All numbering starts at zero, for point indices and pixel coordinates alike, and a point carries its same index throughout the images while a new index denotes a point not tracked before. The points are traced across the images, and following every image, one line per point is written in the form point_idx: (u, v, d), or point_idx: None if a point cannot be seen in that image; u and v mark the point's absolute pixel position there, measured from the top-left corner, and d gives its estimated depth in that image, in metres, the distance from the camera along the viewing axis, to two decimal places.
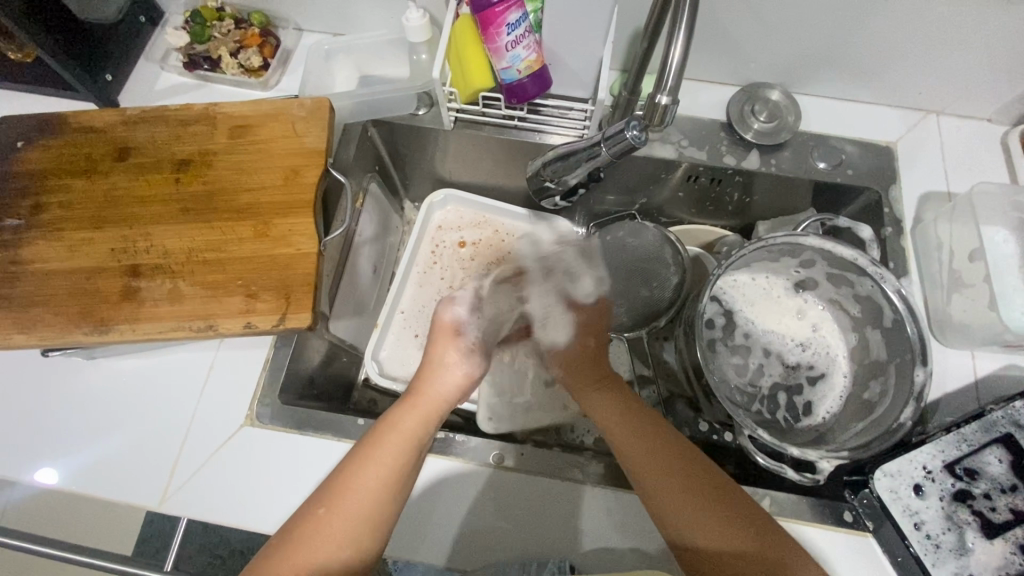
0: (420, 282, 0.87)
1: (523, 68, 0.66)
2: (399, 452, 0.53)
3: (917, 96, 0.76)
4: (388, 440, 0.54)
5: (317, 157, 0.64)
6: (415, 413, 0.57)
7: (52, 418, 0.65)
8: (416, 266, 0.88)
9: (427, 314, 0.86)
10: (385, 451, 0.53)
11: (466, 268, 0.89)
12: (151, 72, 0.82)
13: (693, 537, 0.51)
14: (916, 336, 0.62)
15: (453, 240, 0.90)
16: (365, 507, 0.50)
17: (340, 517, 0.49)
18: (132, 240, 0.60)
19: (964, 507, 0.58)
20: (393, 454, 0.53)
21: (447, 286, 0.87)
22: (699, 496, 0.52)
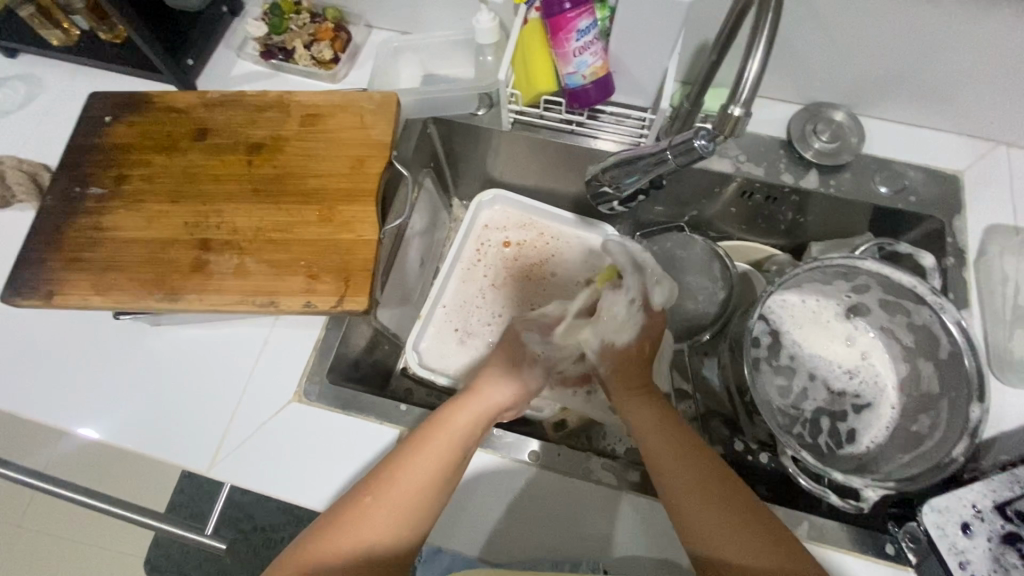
0: (464, 278, 0.89)
1: (588, 74, 0.67)
2: (439, 460, 0.55)
3: (989, 126, 0.74)
4: (427, 448, 0.56)
5: (383, 148, 0.66)
6: (456, 423, 0.59)
7: (115, 378, 0.68)
8: (461, 262, 0.90)
9: (469, 310, 0.87)
10: (425, 459, 0.55)
11: (510, 268, 0.90)
12: (227, 59, 0.86)
13: (713, 560, 0.51)
14: (974, 370, 0.60)
15: (498, 240, 0.91)
16: (403, 510, 0.53)
17: (378, 514, 0.52)
18: (204, 215, 0.64)
19: (1014, 550, 0.55)
20: (433, 461, 0.55)
21: (490, 284, 0.89)
22: (727, 515, 0.51)
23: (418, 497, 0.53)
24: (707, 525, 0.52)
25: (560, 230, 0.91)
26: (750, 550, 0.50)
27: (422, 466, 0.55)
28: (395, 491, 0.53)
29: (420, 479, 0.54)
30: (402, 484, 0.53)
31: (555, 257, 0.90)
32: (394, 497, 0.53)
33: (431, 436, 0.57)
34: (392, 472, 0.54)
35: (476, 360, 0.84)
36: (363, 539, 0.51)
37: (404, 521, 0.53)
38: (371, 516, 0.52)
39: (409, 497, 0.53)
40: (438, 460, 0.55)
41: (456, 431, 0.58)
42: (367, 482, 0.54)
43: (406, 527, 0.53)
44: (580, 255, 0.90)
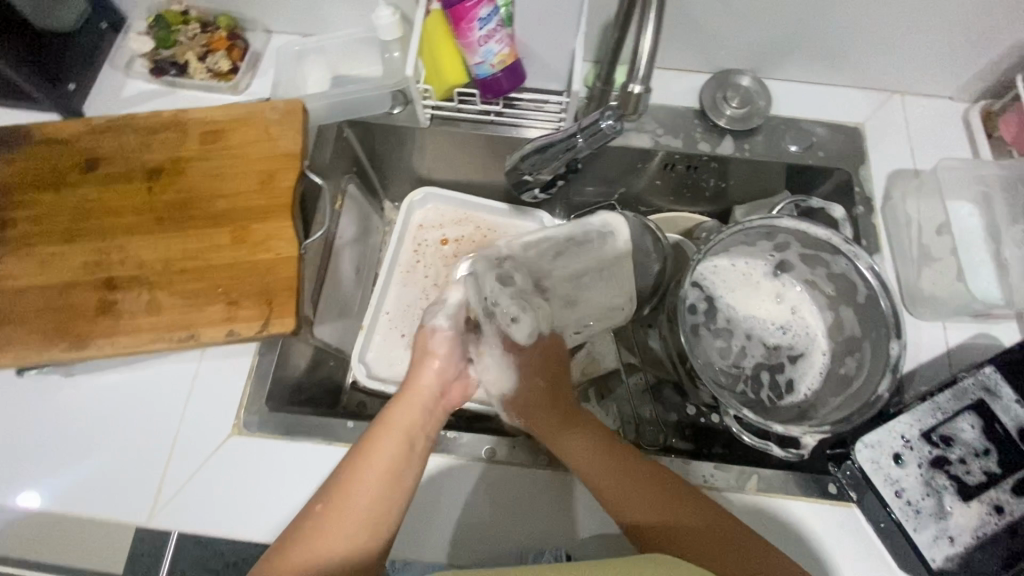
0: (404, 281, 0.87)
1: (496, 63, 0.66)
2: (390, 462, 0.54)
3: (883, 77, 0.78)
4: (374, 454, 0.54)
5: (292, 159, 0.63)
6: (403, 423, 0.58)
7: (31, 439, 0.63)
8: (399, 266, 0.88)
9: (413, 313, 0.85)
10: (374, 465, 0.54)
11: (450, 265, 0.88)
12: (115, 80, 0.79)
13: (638, 527, 0.56)
14: (890, 310, 0.64)
15: (434, 238, 0.89)
16: (361, 520, 0.51)
17: (335, 529, 0.50)
18: (106, 252, 0.59)
19: (941, 472, 0.60)
20: (385, 465, 0.54)
21: (430, 286, 0.87)
22: (641, 490, 0.56)
23: (375, 502, 0.52)
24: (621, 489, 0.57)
25: (495, 223, 0.90)
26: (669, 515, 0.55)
27: (375, 471, 0.53)
28: (351, 501, 0.51)
29: (376, 483, 0.53)
30: (355, 494, 0.52)
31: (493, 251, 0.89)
32: (348, 509, 0.51)
33: (376, 442, 0.56)
34: (344, 484, 0.53)
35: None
36: (324, 553, 0.49)
37: (362, 531, 0.51)
38: (326, 531, 0.50)
39: (366, 504, 0.52)
40: (388, 462, 0.54)
41: (401, 430, 0.57)
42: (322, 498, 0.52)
43: (368, 537, 0.51)
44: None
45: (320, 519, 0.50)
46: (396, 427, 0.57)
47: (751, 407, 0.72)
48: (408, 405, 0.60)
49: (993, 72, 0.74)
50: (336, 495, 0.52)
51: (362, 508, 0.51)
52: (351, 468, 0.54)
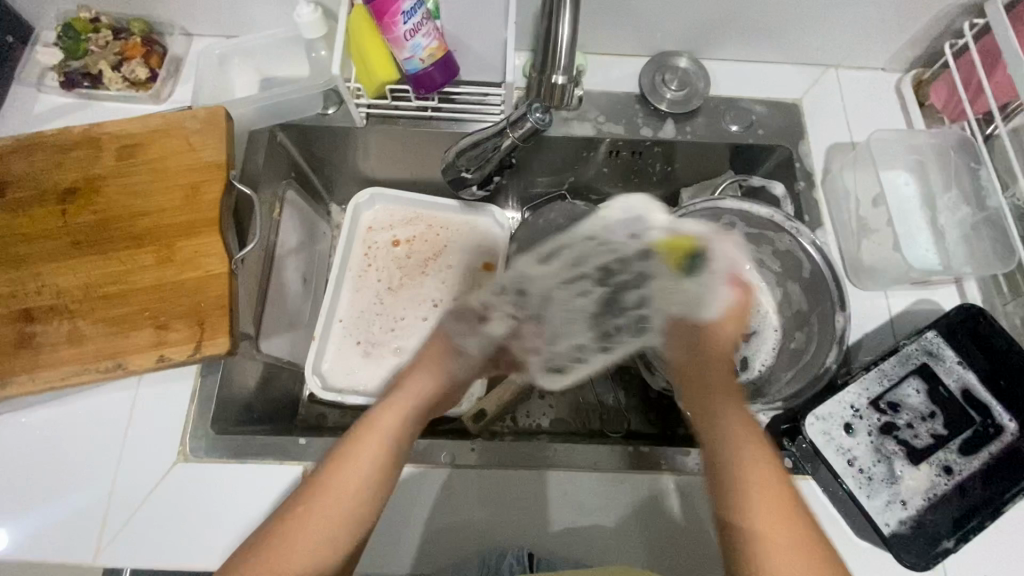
0: (356, 286, 0.85)
1: (426, 57, 0.64)
2: (361, 483, 0.51)
3: (817, 52, 0.78)
4: (347, 476, 0.50)
5: (217, 170, 0.60)
6: (380, 432, 0.54)
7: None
8: (350, 271, 0.86)
9: (367, 319, 0.83)
10: (339, 488, 0.50)
11: (404, 267, 0.87)
12: (26, 96, 0.74)
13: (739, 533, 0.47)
14: (834, 284, 0.66)
15: (385, 240, 0.87)
16: (317, 548, 0.48)
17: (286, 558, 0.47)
18: (21, 282, 0.55)
19: (890, 438, 0.62)
20: (355, 485, 0.50)
21: (384, 290, 0.85)
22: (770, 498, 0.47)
23: (337, 530, 0.49)
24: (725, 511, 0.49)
25: (446, 221, 0.88)
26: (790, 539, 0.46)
27: (342, 492, 0.50)
28: (311, 525, 0.48)
29: (336, 506, 0.49)
30: (315, 520, 0.48)
31: (446, 249, 0.87)
32: (306, 534, 0.48)
33: (350, 458, 0.51)
34: (305, 506, 0.49)
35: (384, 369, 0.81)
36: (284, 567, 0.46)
37: (316, 561, 0.47)
38: (278, 557, 0.47)
39: (328, 529, 0.48)
40: (360, 483, 0.51)
41: (379, 444, 0.53)
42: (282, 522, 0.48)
43: (322, 567, 0.47)
44: (471, 242, 0.88)
45: (274, 542, 0.47)
46: (385, 430, 0.54)
47: None
48: (395, 410, 0.56)
49: (920, 42, 0.75)
50: (296, 515, 0.48)
51: (337, 518, 0.49)
52: (316, 488, 0.50)
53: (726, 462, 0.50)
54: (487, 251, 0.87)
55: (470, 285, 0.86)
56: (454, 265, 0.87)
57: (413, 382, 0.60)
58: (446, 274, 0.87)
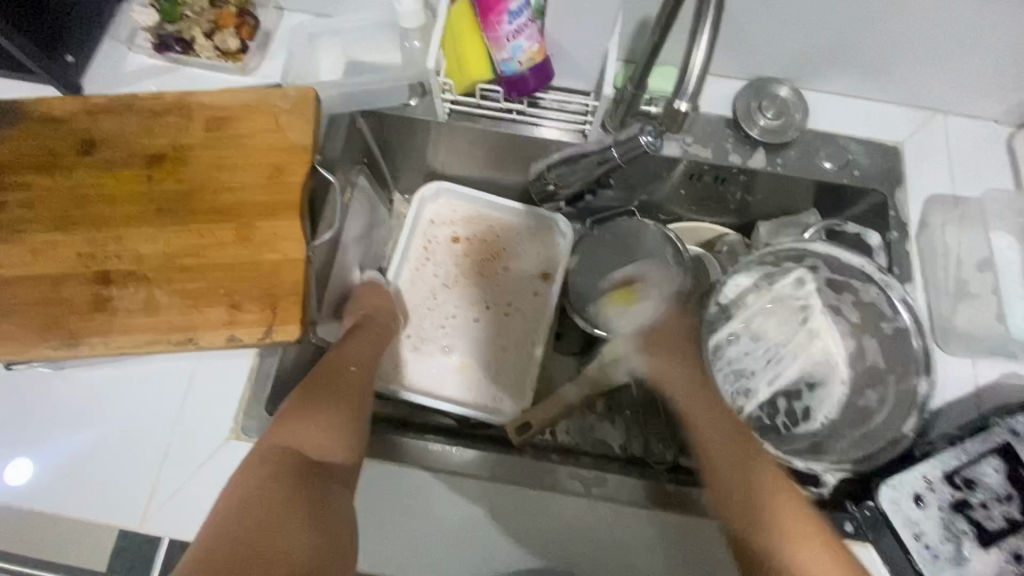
0: (412, 278, 0.84)
1: (524, 60, 0.62)
2: (371, 349, 0.69)
3: (928, 95, 0.74)
4: (354, 345, 0.68)
5: (302, 153, 0.59)
6: (384, 326, 0.74)
7: (19, 433, 0.60)
8: (408, 263, 0.85)
9: (420, 312, 0.82)
10: (354, 354, 0.67)
11: (461, 264, 0.85)
12: (116, 53, 0.74)
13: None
14: (920, 349, 0.62)
15: (445, 236, 0.86)
16: (357, 387, 0.63)
17: (332, 396, 0.61)
18: (101, 244, 0.56)
19: (962, 516, 0.58)
20: (366, 349, 0.69)
21: (440, 286, 0.84)
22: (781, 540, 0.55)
23: (365, 374, 0.65)
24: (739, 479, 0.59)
25: (506, 223, 0.86)
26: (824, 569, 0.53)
27: (359, 355, 0.67)
28: (349, 374, 0.64)
29: (363, 361, 0.67)
30: (350, 369, 0.65)
31: (504, 252, 0.85)
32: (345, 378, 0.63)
33: (357, 336, 0.70)
34: (334, 362, 0.65)
35: (432, 367, 0.80)
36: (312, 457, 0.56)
37: (358, 398, 0.62)
38: (329, 396, 0.60)
39: (362, 376, 0.65)
40: (371, 348, 0.69)
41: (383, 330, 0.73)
42: (323, 374, 0.63)
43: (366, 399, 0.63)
44: (530, 247, 0.85)
45: (321, 389, 0.61)
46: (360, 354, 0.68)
47: (763, 432, 0.72)
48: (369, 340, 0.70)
49: None
50: (329, 369, 0.64)
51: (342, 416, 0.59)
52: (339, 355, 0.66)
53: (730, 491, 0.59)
54: (544, 258, 0.85)
55: (523, 291, 0.84)
56: (510, 270, 0.85)
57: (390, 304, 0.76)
58: (501, 277, 0.84)
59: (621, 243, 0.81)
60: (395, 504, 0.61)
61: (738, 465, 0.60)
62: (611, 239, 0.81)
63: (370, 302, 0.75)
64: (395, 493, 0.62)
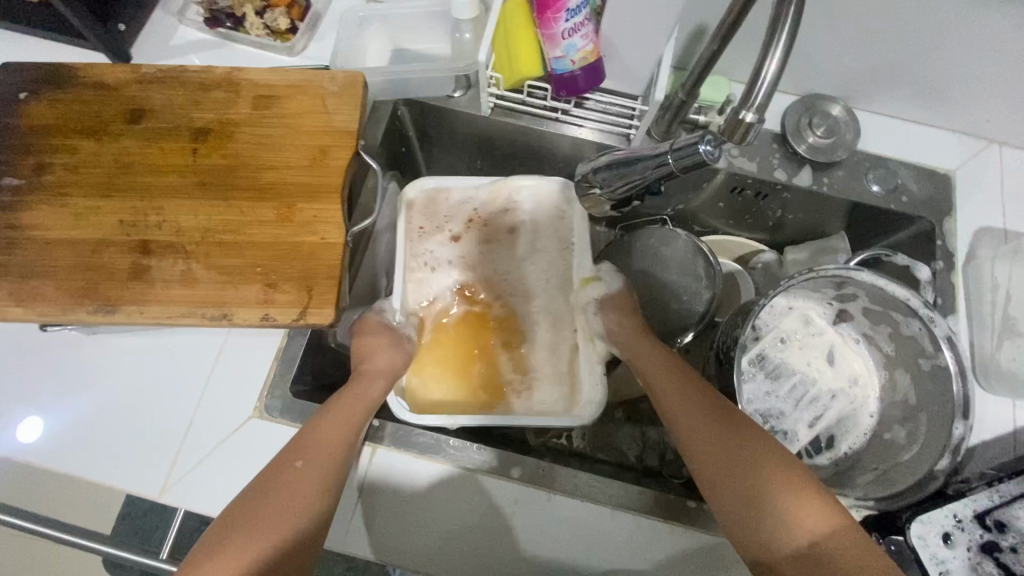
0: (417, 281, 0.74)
1: (577, 59, 0.61)
2: (339, 443, 0.55)
3: (984, 124, 0.71)
4: (314, 441, 0.54)
5: (348, 137, 0.59)
6: (364, 394, 0.60)
7: (22, 424, 0.60)
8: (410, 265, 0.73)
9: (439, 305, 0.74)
10: (315, 449, 0.54)
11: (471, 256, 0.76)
12: (168, 25, 0.75)
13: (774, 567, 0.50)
14: (960, 391, 0.59)
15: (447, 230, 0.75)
16: (299, 503, 0.51)
17: (268, 518, 0.49)
18: (142, 213, 0.56)
19: (990, 559, 0.55)
20: (329, 443, 0.54)
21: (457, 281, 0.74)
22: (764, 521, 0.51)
23: (315, 488, 0.52)
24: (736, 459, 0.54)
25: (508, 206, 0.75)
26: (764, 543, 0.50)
27: (317, 445, 0.54)
28: (301, 472, 0.52)
29: (315, 461, 0.53)
30: (295, 475, 0.52)
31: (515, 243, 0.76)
32: (287, 491, 0.51)
33: (329, 414, 0.57)
34: (289, 459, 0.53)
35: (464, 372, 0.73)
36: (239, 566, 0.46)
37: (295, 521, 0.50)
38: (260, 517, 0.49)
39: (308, 486, 0.52)
40: (336, 438, 0.55)
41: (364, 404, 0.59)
42: (266, 483, 0.52)
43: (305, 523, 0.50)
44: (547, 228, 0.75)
45: (261, 501, 0.50)
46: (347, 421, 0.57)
47: None
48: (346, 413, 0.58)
49: None
50: (275, 475, 0.52)
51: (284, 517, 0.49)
52: (299, 441, 0.55)
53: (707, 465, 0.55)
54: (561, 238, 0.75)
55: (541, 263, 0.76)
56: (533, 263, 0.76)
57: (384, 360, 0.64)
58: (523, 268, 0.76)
59: (643, 251, 0.78)
60: (411, 497, 0.61)
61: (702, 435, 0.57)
62: (635, 247, 0.79)
63: (362, 339, 0.65)
64: (408, 486, 0.61)
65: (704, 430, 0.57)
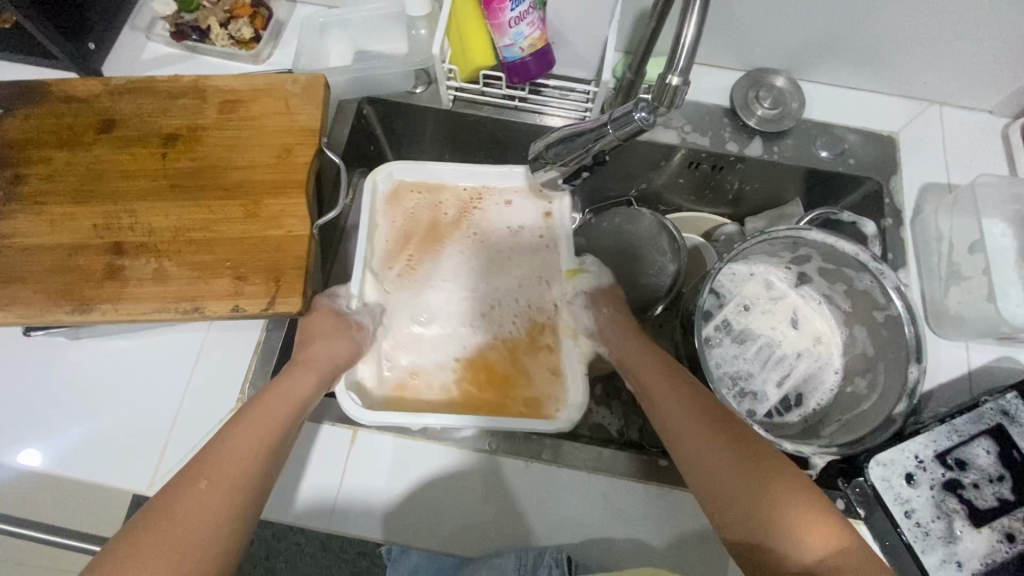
0: (389, 254, 0.74)
1: (525, 46, 0.65)
2: (250, 454, 0.51)
3: (923, 86, 0.75)
4: (222, 456, 0.50)
5: (310, 135, 0.61)
6: (289, 394, 0.57)
7: (23, 454, 0.61)
8: (381, 240, 0.74)
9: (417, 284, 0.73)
10: (224, 463, 0.49)
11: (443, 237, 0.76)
12: (136, 42, 0.78)
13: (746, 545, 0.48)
14: (912, 336, 0.62)
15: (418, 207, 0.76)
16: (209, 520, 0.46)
17: (172, 540, 0.44)
18: (115, 216, 0.58)
19: (953, 496, 0.59)
20: (239, 457, 0.50)
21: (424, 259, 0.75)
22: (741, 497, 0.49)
23: (233, 489, 0.48)
24: (721, 454, 0.52)
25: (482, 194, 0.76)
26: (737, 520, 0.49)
27: (228, 460, 0.50)
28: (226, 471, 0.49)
29: (224, 475, 0.48)
30: (198, 495, 0.46)
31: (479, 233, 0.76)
32: (194, 513, 0.45)
33: (242, 427, 0.52)
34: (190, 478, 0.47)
35: (427, 369, 0.69)
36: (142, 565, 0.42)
37: (207, 539, 0.45)
38: (159, 541, 0.43)
39: (219, 503, 0.47)
40: (247, 449, 0.51)
41: (280, 408, 0.55)
42: (158, 507, 0.45)
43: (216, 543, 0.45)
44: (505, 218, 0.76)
45: (157, 529, 0.44)
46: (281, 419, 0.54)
47: (759, 421, 0.71)
48: (283, 411, 0.55)
49: None
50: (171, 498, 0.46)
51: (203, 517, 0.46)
52: (206, 456, 0.49)
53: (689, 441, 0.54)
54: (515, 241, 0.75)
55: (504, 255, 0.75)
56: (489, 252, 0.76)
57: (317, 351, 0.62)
58: (487, 262, 0.75)
59: (608, 232, 0.81)
60: (395, 478, 0.62)
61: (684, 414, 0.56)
62: (596, 234, 0.82)
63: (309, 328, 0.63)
64: (387, 466, 0.62)
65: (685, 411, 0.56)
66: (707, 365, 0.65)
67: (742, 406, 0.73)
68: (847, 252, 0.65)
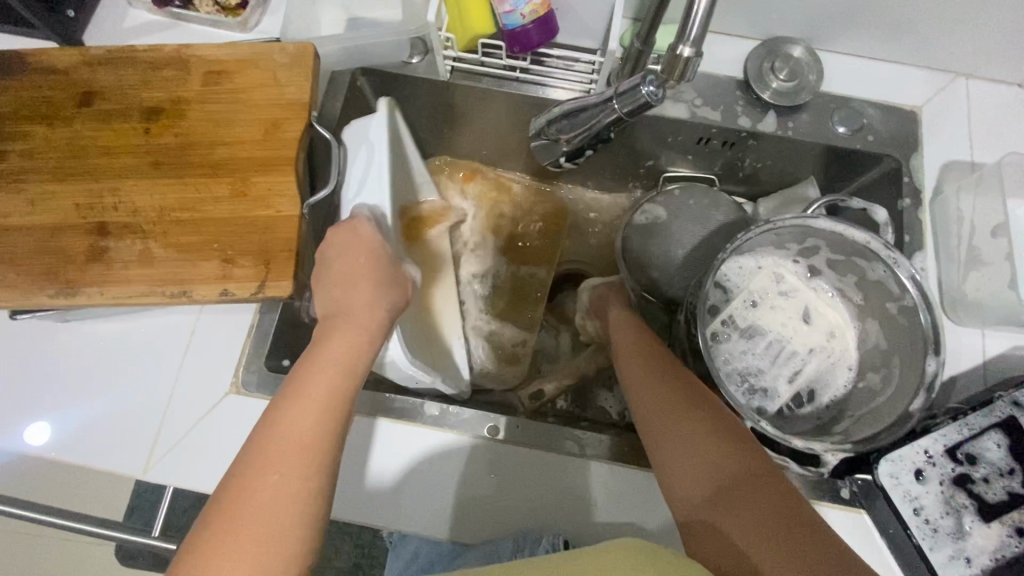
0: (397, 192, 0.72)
1: (527, 13, 0.61)
2: (317, 434, 0.45)
3: (949, 57, 0.71)
4: (286, 441, 0.44)
5: (300, 109, 0.58)
6: (345, 362, 0.50)
7: (30, 423, 0.60)
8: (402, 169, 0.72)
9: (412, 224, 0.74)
10: (279, 444, 0.44)
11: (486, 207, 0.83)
12: (116, 9, 0.73)
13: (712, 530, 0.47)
14: (929, 326, 0.59)
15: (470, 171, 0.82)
16: (273, 523, 0.41)
17: (241, 541, 0.40)
18: (99, 194, 0.56)
19: (962, 491, 0.57)
20: (304, 438, 0.44)
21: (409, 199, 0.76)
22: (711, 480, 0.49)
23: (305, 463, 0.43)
24: (690, 438, 0.51)
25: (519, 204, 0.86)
26: (709, 504, 0.48)
27: (317, 391, 0.47)
28: (285, 439, 0.44)
29: (315, 411, 0.46)
30: (274, 476, 0.42)
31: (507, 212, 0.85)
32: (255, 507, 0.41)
33: (294, 397, 0.47)
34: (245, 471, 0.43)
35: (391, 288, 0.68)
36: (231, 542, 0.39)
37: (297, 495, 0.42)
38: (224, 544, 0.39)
39: (307, 436, 0.45)
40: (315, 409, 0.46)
41: (327, 375, 0.48)
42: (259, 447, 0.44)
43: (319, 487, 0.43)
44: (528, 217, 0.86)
45: (266, 456, 0.43)
46: (337, 373, 0.49)
47: (770, 419, 0.70)
48: (334, 369, 0.49)
49: None
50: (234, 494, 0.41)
51: (275, 498, 0.41)
52: (294, 386, 0.47)
53: (665, 423, 0.54)
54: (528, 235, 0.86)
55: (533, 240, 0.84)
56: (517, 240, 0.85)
57: (359, 297, 0.54)
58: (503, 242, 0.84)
59: (681, 211, 0.76)
60: (391, 465, 0.61)
61: (670, 401, 0.55)
62: (673, 208, 0.77)
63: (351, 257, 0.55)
64: (382, 454, 0.61)
65: (667, 399, 0.55)
66: (711, 362, 0.62)
67: (751, 403, 0.71)
68: (865, 239, 0.61)
